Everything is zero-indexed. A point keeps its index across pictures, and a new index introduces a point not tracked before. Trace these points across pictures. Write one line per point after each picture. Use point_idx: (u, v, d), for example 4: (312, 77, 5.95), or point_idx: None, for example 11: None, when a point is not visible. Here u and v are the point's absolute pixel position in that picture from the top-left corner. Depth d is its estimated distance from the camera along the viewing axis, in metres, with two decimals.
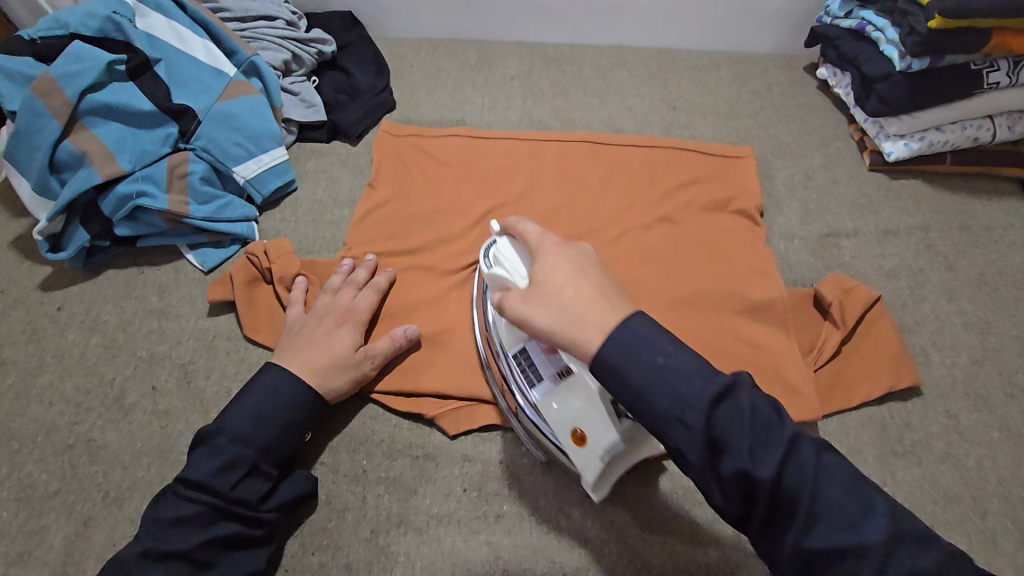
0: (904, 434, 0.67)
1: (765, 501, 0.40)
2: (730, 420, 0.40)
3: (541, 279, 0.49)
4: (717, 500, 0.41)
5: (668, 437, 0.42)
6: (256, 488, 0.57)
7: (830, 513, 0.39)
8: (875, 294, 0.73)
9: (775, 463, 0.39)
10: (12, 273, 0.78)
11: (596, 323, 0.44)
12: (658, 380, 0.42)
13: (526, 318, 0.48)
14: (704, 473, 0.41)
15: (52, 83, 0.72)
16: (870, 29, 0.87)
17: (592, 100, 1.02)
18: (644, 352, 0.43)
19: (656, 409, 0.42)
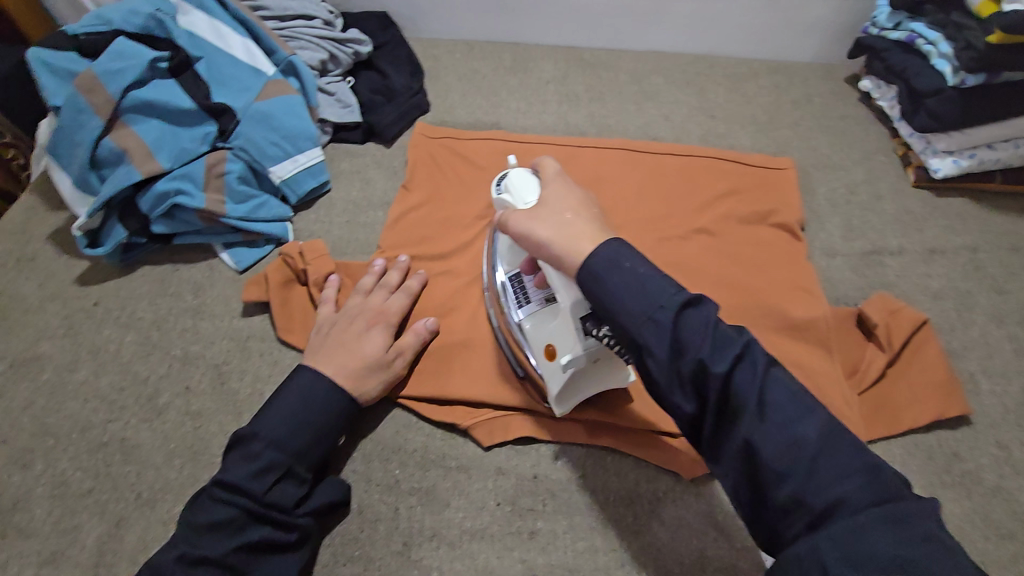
0: (953, 464, 0.66)
1: (716, 397, 0.42)
2: (693, 322, 0.44)
3: (547, 202, 0.55)
4: (679, 402, 0.44)
5: (638, 336, 0.44)
6: (290, 492, 0.57)
7: (780, 413, 0.41)
8: (922, 317, 0.71)
9: (731, 360, 0.42)
10: (49, 267, 0.78)
11: (588, 236, 0.50)
12: (632, 284, 0.45)
13: (526, 230, 0.54)
14: (666, 370, 0.43)
15: (95, 80, 0.73)
16: (921, 42, 0.84)
17: (627, 106, 1.01)
18: (624, 259, 0.46)
19: (630, 311, 0.45)
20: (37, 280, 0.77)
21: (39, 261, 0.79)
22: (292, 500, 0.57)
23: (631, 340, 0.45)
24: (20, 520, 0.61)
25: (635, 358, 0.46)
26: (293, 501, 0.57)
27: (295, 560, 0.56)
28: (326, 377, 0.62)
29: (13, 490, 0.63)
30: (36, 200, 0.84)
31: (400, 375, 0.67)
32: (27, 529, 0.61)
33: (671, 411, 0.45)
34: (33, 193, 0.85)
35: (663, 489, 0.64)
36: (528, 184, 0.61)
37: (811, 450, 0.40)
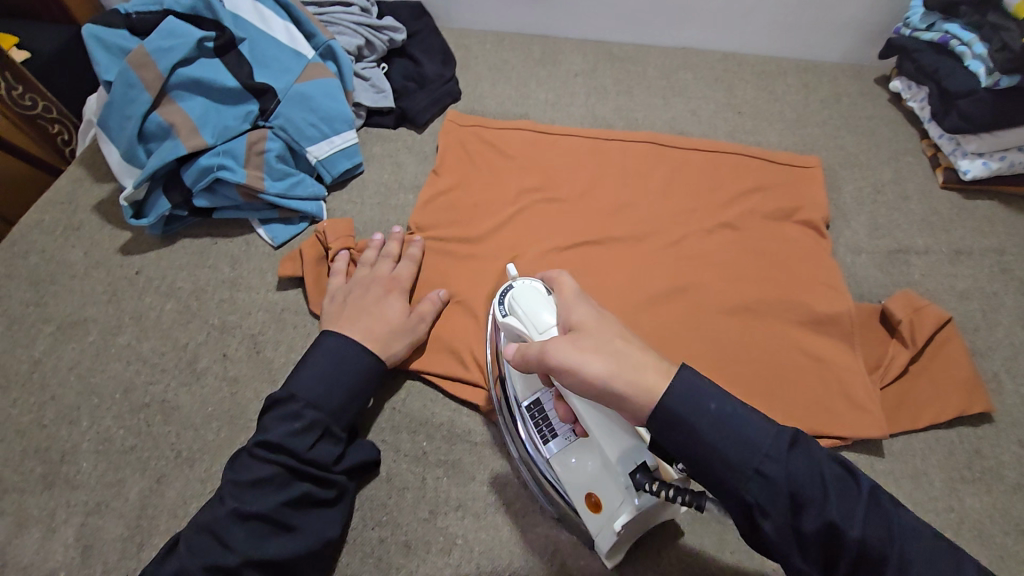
0: (974, 461, 0.66)
1: (846, 557, 0.42)
2: (807, 475, 0.43)
3: (587, 326, 0.51)
4: (802, 565, 0.43)
5: (748, 495, 0.43)
6: (328, 450, 0.59)
7: (920, 569, 0.42)
8: (947, 315, 0.72)
9: (859, 520, 0.42)
10: (94, 236, 0.81)
11: (652, 370, 0.47)
12: (724, 433, 0.44)
13: (576, 365, 0.48)
14: (785, 531, 0.43)
15: (145, 57, 0.76)
16: (954, 43, 0.84)
17: (655, 100, 1.02)
18: (703, 399, 0.45)
19: (732, 462, 0.43)
20: (83, 248, 0.80)
21: (85, 230, 0.82)
22: (330, 458, 0.59)
23: (739, 498, 0.43)
24: (68, 472, 0.64)
25: (744, 517, 0.44)
26: (332, 458, 0.59)
27: (335, 516, 0.59)
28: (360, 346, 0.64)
29: (61, 444, 0.66)
30: (82, 172, 0.87)
31: (422, 339, 0.71)
32: (74, 481, 0.64)
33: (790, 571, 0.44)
34: (79, 165, 0.88)
35: None
36: (545, 306, 0.57)
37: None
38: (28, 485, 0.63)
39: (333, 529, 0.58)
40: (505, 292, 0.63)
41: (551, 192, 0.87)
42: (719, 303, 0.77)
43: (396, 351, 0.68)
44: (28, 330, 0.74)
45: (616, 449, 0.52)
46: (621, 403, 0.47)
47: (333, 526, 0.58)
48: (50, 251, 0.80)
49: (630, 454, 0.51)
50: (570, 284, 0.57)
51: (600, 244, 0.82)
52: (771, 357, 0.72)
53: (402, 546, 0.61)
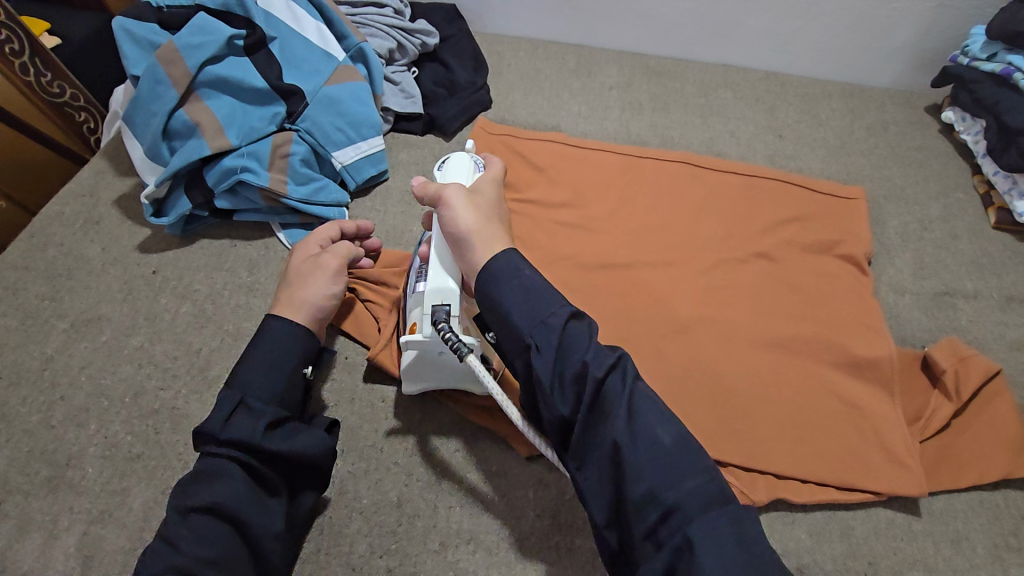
0: (1021, 527, 0.61)
1: (589, 397, 0.49)
2: (578, 332, 0.51)
3: (479, 194, 0.62)
4: (557, 405, 0.49)
5: (527, 335, 0.51)
6: (245, 425, 0.54)
7: (643, 418, 0.48)
8: (995, 367, 0.67)
9: (607, 366, 0.49)
10: (113, 232, 0.80)
11: (499, 237, 0.57)
12: (523, 292, 0.53)
13: (452, 206, 0.59)
14: (548, 368, 0.50)
15: (174, 53, 0.74)
16: (1018, 75, 0.80)
17: (692, 119, 0.98)
18: (523, 268, 0.54)
19: (521, 312, 0.52)
20: (102, 243, 0.79)
21: (105, 225, 0.81)
22: (252, 433, 0.54)
23: (522, 339, 0.51)
24: (73, 476, 0.63)
25: (524, 361, 0.52)
26: (254, 435, 0.54)
27: (279, 508, 0.55)
28: (289, 321, 0.61)
29: (68, 447, 0.64)
30: (105, 165, 0.86)
31: (336, 268, 0.67)
32: (79, 486, 0.62)
33: (549, 410, 0.50)
34: (102, 157, 0.87)
35: None
36: (468, 174, 0.67)
37: (666, 452, 0.47)
38: (32, 488, 0.62)
39: (278, 522, 0.54)
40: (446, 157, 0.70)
41: (578, 210, 0.84)
42: (754, 336, 0.72)
43: (319, 298, 0.64)
44: (42, 325, 0.72)
45: (435, 282, 0.60)
46: (465, 246, 0.57)
47: (278, 520, 0.54)
48: (68, 244, 0.79)
49: (442, 295, 0.59)
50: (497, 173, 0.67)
51: (628, 268, 0.78)
52: (801, 400, 0.68)
53: None
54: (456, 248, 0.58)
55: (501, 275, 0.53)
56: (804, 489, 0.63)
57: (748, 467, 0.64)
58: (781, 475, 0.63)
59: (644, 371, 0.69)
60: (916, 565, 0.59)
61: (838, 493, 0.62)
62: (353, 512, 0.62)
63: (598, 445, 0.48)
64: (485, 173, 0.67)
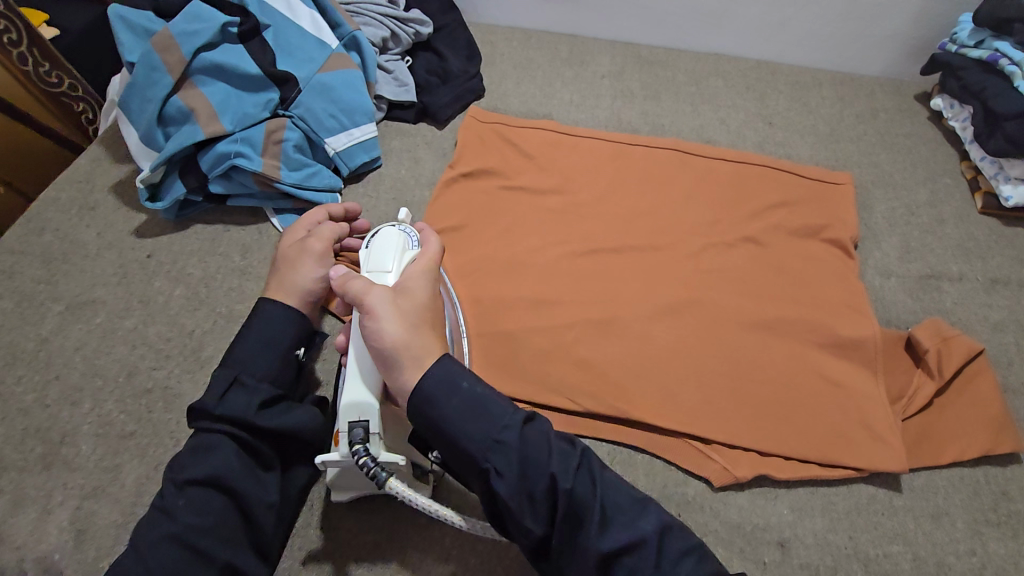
0: (1000, 503, 0.62)
1: (563, 511, 0.48)
2: (536, 441, 0.49)
3: (408, 292, 0.55)
4: (530, 525, 0.48)
5: (484, 461, 0.48)
6: (240, 402, 0.55)
7: (619, 515, 0.49)
8: (977, 347, 0.68)
9: (574, 472, 0.49)
10: (109, 217, 0.81)
11: (431, 351, 0.52)
12: (469, 411, 0.50)
13: (377, 316, 0.52)
14: (514, 491, 0.48)
15: (170, 39, 0.76)
16: (1004, 62, 0.81)
17: (683, 107, 0.99)
18: (459, 383, 0.50)
19: (474, 434, 0.49)
20: (97, 228, 0.80)
21: (100, 211, 0.82)
22: (246, 408, 0.55)
23: (478, 465, 0.49)
24: (67, 453, 0.64)
25: (484, 484, 0.49)
26: (248, 411, 0.55)
27: (272, 480, 0.56)
28: (283, 304, 0.61)
29: (63, 425, 0.66)
30: (101, 152, 0.87)
31: (320, 251, 0.65)
32: (73, 463, 0.63)
33: (522, 532, 0.48)
34: (99, 144, 0.88)
35: (691, 493, 0.63)
36: (400, 253, 0.60)
37: (652, 542, 0.48)
38: (27, 464, 0.63)
39: (271, 494, 0.55)
40: (377, 227, 0.63)
41: (567, 197, 0.84)
42: (740, 317, 0.73)
43: (309, 281, 0.64)
44: (38, 307, 0.74)
45: (350, 395, 0.53)
46: (393, 367, 0.51)
47: (272, 491, 0.55)
48: (64, 229, 0.80)
49: (359, 409, 0.53)
50: (433, 256, 0.60)
51: (616, 252, 0.79)
52: (786, 380, 0.68)
53: (396, 552, 0.60)
54: (382, 364, 0.52)
55: (440, 398, 0.50)
56: (787, 465, 0.63)
57: (731, 444, 0.64)
58: (763, 452, 0.64)
59: (629, 352, 0.71)
60: (895, 539, 0.60)
61: (820, 469, 0.63)
62: None
63: (581, 554, 0.48)
64: (419, 257, 0.60)
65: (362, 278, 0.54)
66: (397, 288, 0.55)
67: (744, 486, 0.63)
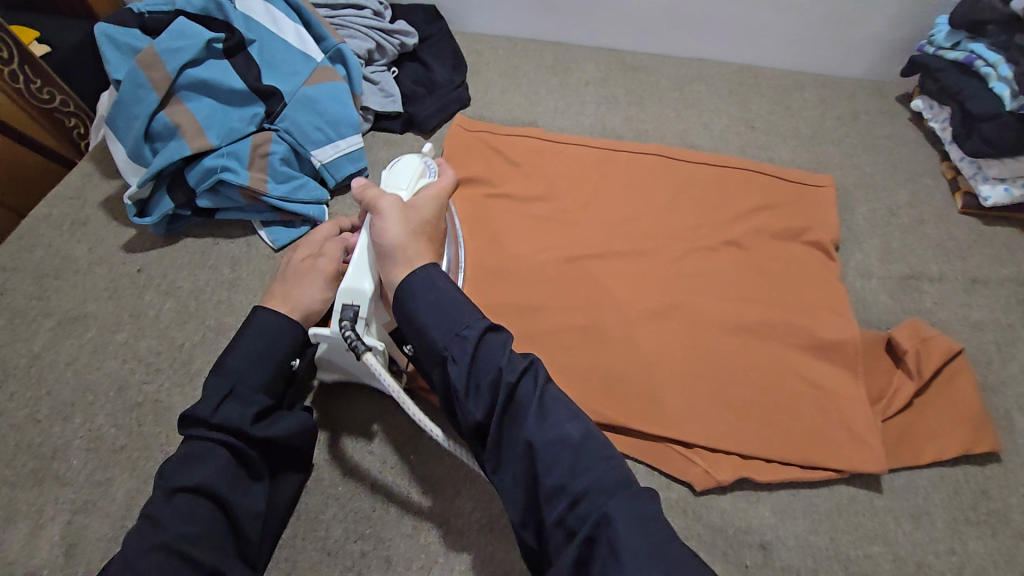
0: (980, 501, 0.63)
1: (502, 402, 0.51)
2: (493, 343, 0.53)
3: (416, 207, 0.61)
4: (471, 408, 0.51)
5: (443, 347, 0.53)
6: (236, 413, 0.56)
7: (554, 415, 0.51)
8: (956, 347, 0.69)
9: (519, 371, 0.51)
10: (99, 232, 0.82)
11: (423, 256, 0.58)
12: (437, 306, 0.54)
13: (384, 217, 0.59)
14: (463, 376, 0.51)
15: (155, 57, 0.77)
16: (979, 63, 0.82)
17: (667, 112, 1.00)
18: (437, 282, 0.55)
19: (436, 325, 0.53)
20: (88, 244, 0.81)
21: (91, 226, 0.83)
22: (242, 420, 0.56)
23: (437, 351, 0.53)
24: (58, 468, 0.65)
25: (441, 370, 0.53)
26: (243, 422, 0.56)
27: (261, 489, 0.57)
28: (278, 313, 0.62)
29: (54, 440, 0.66)
30: (92, 168, 0.88)
31: (331, 273, 0.67)
32: (64, 478, 0.64)
33: (465, 416, 0.52)
34: (89, 161, 0.89)
35: (674, 498, 0.64)
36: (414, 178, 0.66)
37: (573, 445, 0.49)
38: (19, 480, 0.64)
39: (260, 504, 0.56)
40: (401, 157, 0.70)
41: (552, 204, 0.85)
42: (723, 321, 0.74)
43: (312, 299, 0.65)
44: (29, 323, 0.74)
45: (350, 279, 0.59)
46: (388, 263, 0.58)
47: (260, 501, 0.56)
48: (55, 245, 0.81)
49: (353, 294, 0.59)
50: (445, 186, 0.66)
51: (600, 258, 0.80)
52: (767, 383, 0.69)
53: (382, 561, 0.60)
54: (380, 259, 0.59)
55: (417, 290, 0.55)
56: (768, 469, 0.64)
57: (713, 447, 0.65)
58: (745, 455, 0.65)
59: (613, 357, 0.71)
60: (876, 539, 0.61)
61: (802, 471, 0.64)
62: (329, 498, 0.63)
63: (513, 443, 0.50)
64: (433, 184, 0.65)
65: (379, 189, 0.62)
66: (407, 203, 0.62)
67: (727, 489, 0.64)
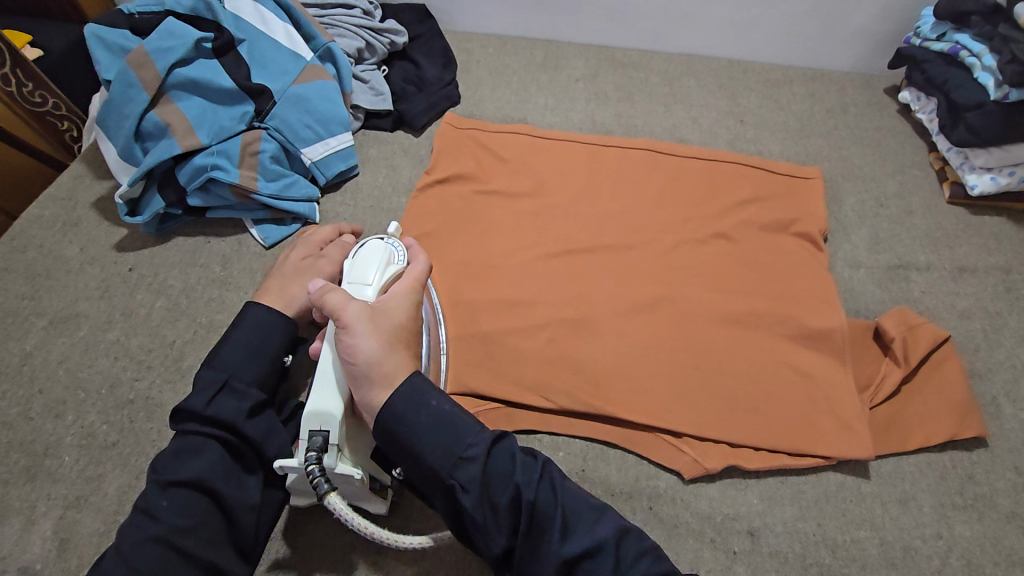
0: (966, 486, 0.63)
1: (525, 522, 0.49)
2: (500, 456, 0.51)
3: (388, 308, 0.55)
4: (493, 535, 0.49)
5: (450, 476, 0.50)
6: (229, 406, 0.57)
7: (579, 521, 0.50)
8: (943, 334, 0.69)
9: (536, 483, 0.50)
10: (91, 232, 0.83)
11: (403, 369, 0.53)
12: (435, 427, 0.51)
13: (354, 332, 0.52)
14: (480, 504, 0.49)
15: (145, 57, 0.77)
16: (964, 54, 0.82)
17: (656, 107, 1.00)
18: (428, 398, 0.52)
19: (438, 451, 0.50)
20: (80, 244, 0.82)
21: (83, 226, 0.83)
22: (234, 414, 0.56)
23: (444, 480, 0.50)
24: (50, 465, 0.65)
25: (449, 499, 0.50)
26: (236, 416, 0.56)
27: (256, 482, 0.57)
28: (274, 309, 0.63)
29: (46, 437, 0.67)
30: (83, 169, 0.88)
31: (330, 274, 0.67)
32: (56, 474, 0.64)
33: (487, 544, 0.49)
34: (81, 162, 0.89)
35: (663, 486, 0.64)
36: (381, 269, 0.60)
37: (608, 544, 0.49)
38: (11, 477, 0.64)
39: (256, 496, 0.57)
40: (363, 241, 0.63)
41: (542, 199, 0.86)
42: (712, 312, 0.74)
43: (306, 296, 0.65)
44: (22, 322, 0.75)
45: (314, 403, 0.54)
46: (365, 384, 0.52)
47: (255, 493, 0.57)
48: (47, 245, 0.81)
49: (320, 419, 0.53)
50: (419, 275, 0.60)
51: (590, 252, 0.80)
52: (754, 371, 0.70)
53: (374, 551, 0.62)
54: (353, 378, 0.53)
55: (408, 414, 0.51)
56: (757, 456, 0.65)
57: (702, 436, 0.66)
58: (734, 443, 0.65)
59: (602, 350, 0.72)
60: (863, 525, 0.61)
61: (789, 458, 0.65)
62: None
63: (544, 561, 0.48)
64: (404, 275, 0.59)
65: (341, 293, 0.54)
66: (377, 305, 0.55)
67: (715, 477, 0.64)
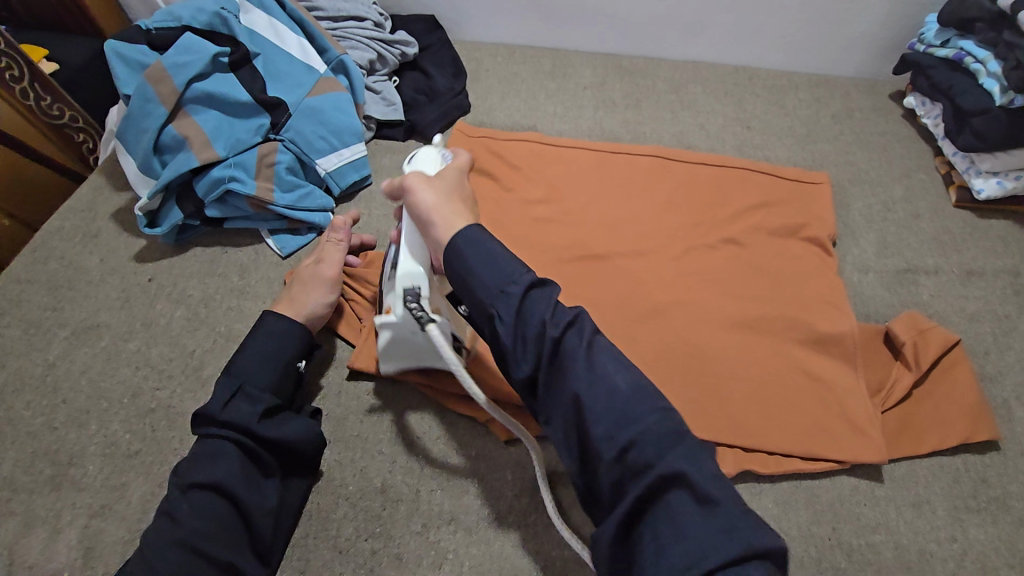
0: (979, 490, 0.64)
1: (550, 358, 0.49)
2: (540, 299, 0.51)
3: (444, 176, 0.64)
4: (519, 363, 0.50)
5: (492, 306, 0.52)
6: (245, 410, 0.58)
7: (602, 365, 0.49)
8: (953, 337, 0.70)
9: (564, 324, 0.50)
10: (110, 243, 0.84)
11: (462, 214, 0.59)
12: (486, 258, 0.54)
13: (415, 192, 0.61)
14: (514, 333, 0.50)
15: (163, 72, 0.79)
16: (968, 60, 0.83)
17: (664, 114, 1.02)
18: (483, 239, 0.55)
19: (485, 281, 0.53)
20: (100, 255, 0.83)
21: (103, 238, 0.85)
22: (250, 417, 0.58)
23: (485, 309, 0.52)
24: (74, 474, 0.66)
25: (490, 328, 0.53)
26: (252, 419, 0.58)
27: (272, 486, 0.58)
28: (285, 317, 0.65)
29: (70, 446, 0.68)
30: (102, 181, 0.90)
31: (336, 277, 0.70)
32: (81, 483, 0.66)
33: (513, 370, 0.51)
34: (99, 174, 0.91)
35: None
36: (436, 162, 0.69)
37: (620, 396, 0.47)
38: (36, 486, 0.66)
39: (270, 500, 0.57)
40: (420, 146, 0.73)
41: (554, 205, 0.87)
42: (725, 318, 0.75)
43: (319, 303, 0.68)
44: (44, 333, 0.76)
45: (404, 264, 0.63)
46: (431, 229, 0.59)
47: (271, 498, 0.58)
48: (68, 257, 0.83)
49: (412, 276, 0.62)
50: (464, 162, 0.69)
51: (602, 258, 0.81)
52: (766, 375, 0.71)
53: (394, 558, 0.60)
54: (423, 230, 0.60)
55: (464, 249, 0.55)
56: (770, 461, 0.65)
57: (716, 442, 0.66)
58: (748, 449, 0.66)
59: None
60: (877, 529, 0.62)
61: (804, 463, 0.65)
62: (339, 498, 0.63)
63: (560, 395, 0.49)
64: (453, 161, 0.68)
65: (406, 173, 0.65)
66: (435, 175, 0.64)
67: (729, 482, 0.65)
